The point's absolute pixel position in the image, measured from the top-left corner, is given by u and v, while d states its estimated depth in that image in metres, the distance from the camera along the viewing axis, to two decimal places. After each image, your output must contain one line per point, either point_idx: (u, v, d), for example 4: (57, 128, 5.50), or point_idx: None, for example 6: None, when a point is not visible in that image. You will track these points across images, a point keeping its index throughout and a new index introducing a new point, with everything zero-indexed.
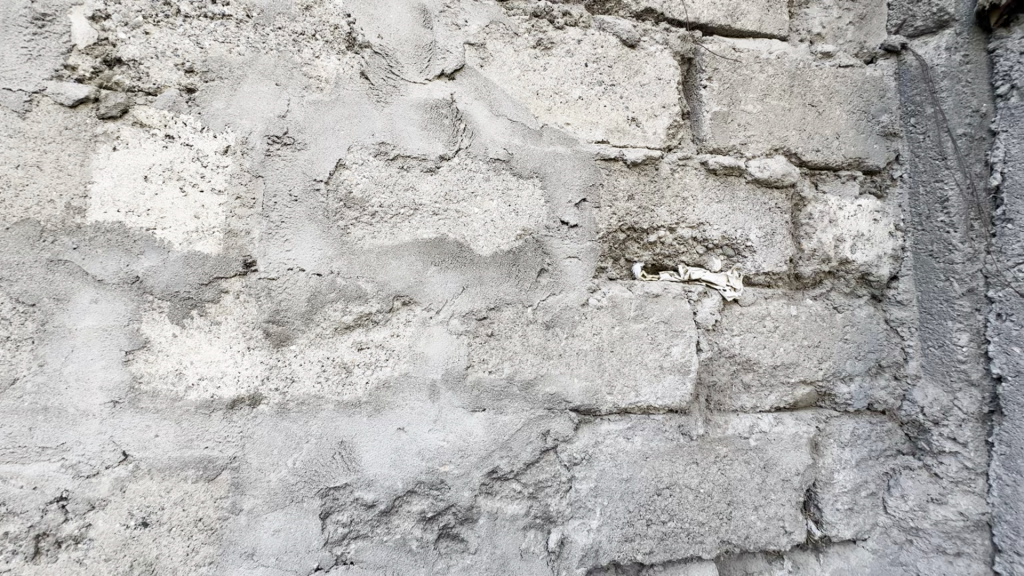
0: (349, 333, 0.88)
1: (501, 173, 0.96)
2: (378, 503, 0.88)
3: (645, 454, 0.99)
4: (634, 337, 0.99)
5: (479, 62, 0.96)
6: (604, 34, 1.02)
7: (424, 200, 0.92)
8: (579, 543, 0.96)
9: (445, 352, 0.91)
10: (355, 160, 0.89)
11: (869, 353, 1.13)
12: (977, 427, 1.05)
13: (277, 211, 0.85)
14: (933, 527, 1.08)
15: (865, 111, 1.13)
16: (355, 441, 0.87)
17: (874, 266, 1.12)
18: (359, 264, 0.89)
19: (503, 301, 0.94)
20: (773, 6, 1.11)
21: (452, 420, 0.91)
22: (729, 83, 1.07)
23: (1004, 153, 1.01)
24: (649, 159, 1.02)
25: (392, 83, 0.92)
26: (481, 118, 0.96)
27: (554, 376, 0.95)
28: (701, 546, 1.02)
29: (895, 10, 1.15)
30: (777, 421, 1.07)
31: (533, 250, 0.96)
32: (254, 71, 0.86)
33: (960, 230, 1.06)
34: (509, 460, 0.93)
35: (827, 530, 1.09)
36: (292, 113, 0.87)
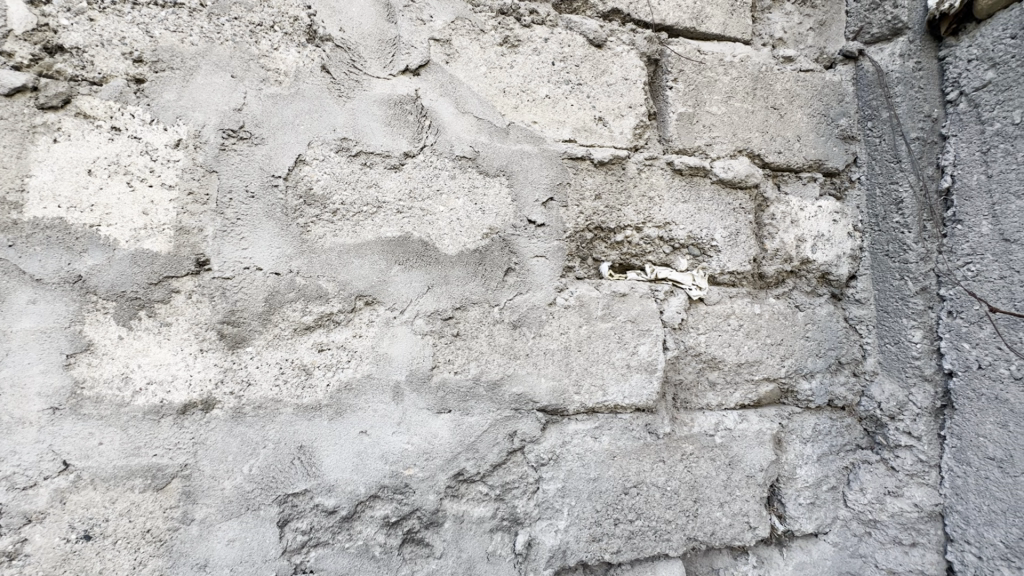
0: (309, 334, 0.85)
1: (467, 172, 0.94)
2: (339, 509, 0.85)
3: (612, 454, 0.99)
4: (601, 337, 0.99)
5: (444, 59, 0.94)
6: (571, 33, 1.02)
7: (387, 198, 0.90)
8: (546, 544, 0.95)
9: (409, 352, 0.90)
10: (316, 156, 0.87)
11: (829, 351, 1.15)
12: (930, 421, 1.09)
13: (232, 208, 0.82)
14: (890, 519, 1.11)
15: (825, 114, 1.16)
16: (315, 445, 0.85)
17: (833, 266, 1.15)
18: (319, 262, 0.86)
19: (469, 301, 0.93)
20: (736, 10, 1.13)
21: (417, 422, 0.89)
22: (694, 84, 1.08)
23: (953, 157, 1.06)
24: (615, 159, 1.02)
25: (355, 77, 0.89)
26: (446, 115, 0.94)
27: (521, 376, 0.95)
28: (668, 544, 1.03)
29: (853, 18, 1.18)
30: (742, 418, 1.08)
31: (499, 250, 0.95)
32: (207, 62, 0.82)
33: (914, 230, 1.09)
34: (475, 462, 0.92)
35: (790, 524, 1.11)
36: (249, 107, 0.84)
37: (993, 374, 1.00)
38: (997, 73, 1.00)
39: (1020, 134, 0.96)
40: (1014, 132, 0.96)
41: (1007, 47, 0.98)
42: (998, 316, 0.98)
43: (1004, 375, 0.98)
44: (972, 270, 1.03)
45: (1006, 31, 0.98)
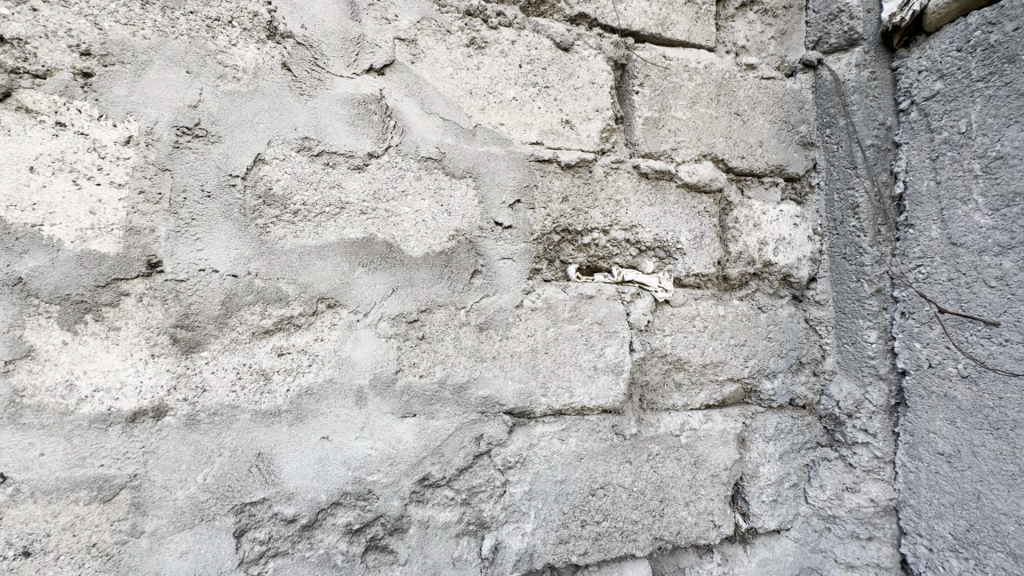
0: (267, 338, 0.83)
1: (433, 173, 0.94)
2: (299, 517, 0.83)
3: (579, 455, 0.99)
4: (568, 338, 1.00)
5: (410, 59, 0.93)
6: (538, 36, 1.02)
7: (351, 199, 0.89)
8: (513, 548, 0.95)
9: (373, 356, 0.88)
10: (276, 155, 0.85)
11: (791, 351, 1.19)
12: (885, 418, 1.12)
13: (187, 208, 0.79)
14: (848, 515, 1.14)
15: (786, 121, 1.20)
16: (275, 452, 0.82)
17: (794, 268, 1.19)
18: (278, 264, 0.84)
19: (435, 303, 0.92)
20: (701, 18, 1.15)
21: (381, 427, 0.88)
22: (660, 89, 1.10)
23: (906, 164, 1.09)
24: (582, 161, 1.03)
25: (318, 76, 0.88)
26: (411, 116, 0.93)
27: (487, 379, 0.94)
28: (634, 545, 1.04)
29: (812, 28, 1.22)
30: (707, 418, 1.10)
31: (466, 252, 0.95)
32: (161, 56, 0.79)
33: (869, 234, 1.13)
34: (441, 467, 0.91)
35: (753, 522, 1.13)
36: (205, 103, 0.81)
37: (942, 372, 1.03)
38: (945, 84, 1.03)
39: (966, 142, 0.99)
40: (961, 140, 1.00)
41: (954, 59, 1.01)
42: (946, 317, 1.02)
43: (952, 373, 1.01)
44: (922, 272, 1.06)
45: (953, 44, 1.01)
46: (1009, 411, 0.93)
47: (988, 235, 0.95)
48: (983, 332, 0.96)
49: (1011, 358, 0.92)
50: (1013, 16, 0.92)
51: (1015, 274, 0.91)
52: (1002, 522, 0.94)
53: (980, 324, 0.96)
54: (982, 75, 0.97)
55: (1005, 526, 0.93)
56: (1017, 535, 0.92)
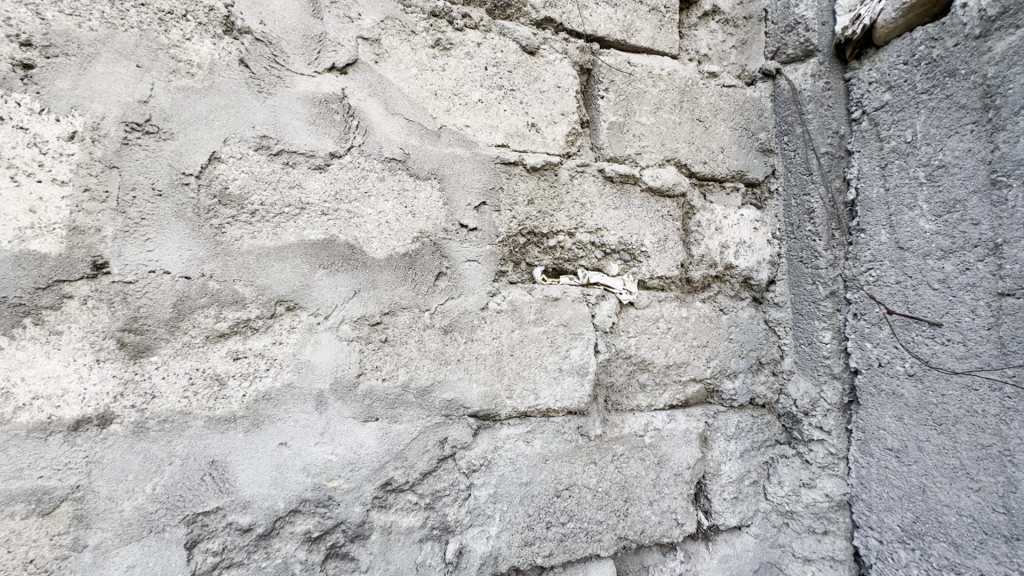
0: (222, 342, 0.81)
1: (397, 174, 0.93)
2: (255, 526, 0.81)
3: (544, 457, 1.00)
4: (533, 341, 1.00)
5: (373, 58, 0.92)
6: (504, 39, 1.02)
7: (312, 199, 0.87)
8: (477, 551, 0.94)
9: (334, 360, 0.86)
10: (232, 154, 0.82)
11: (751, 351, 1.22)
12: (839, 416, 1.16)
13: (136, 207, 0.76)
14: (805, 510, 1.17)
15: (746, 128, 1.24)
16: (230, 460, 0.80)
17: (754, 271, 1.22)
18: (234, 266, 0.81)
19: (399, 305, 0.91)
20: (665, 25, 1.17)
21: (342, 432, 0.86)
22: (625, 95, 1.12)
23: (857, 171, 1.13)
24: (548, 164, 1.03)
25: (277, 73, 0.86)
26: (374, 116, 0.92)
27: (452, 382, 0.93)
28: (599, 545, 1.04)
29: (771, 38, 1.26)
30: (670, 418, 1.12)
31: (430, 254, 0.94)
32: (109, 49, 0.76)
33: (824, 238, 1.17)
34: (404, 471, 0.90)
35: (715, 519, 1.16)
36: (156, 99, 0.78)
37: (891, 371, 1.07)
38: (893, 95, 1.07)
39: (912, 151, 1.03)
40: (907, 149, 1.04)
41: (901, 72, 1.06)
42: (894, 318, 1.06)
43: (900, 372, 1.05)
44: (873, 274, 1.10)
45: (900, 57, 1.06)
46: (951, 407, 0.97)
47: (932, 240, 0.99)
48: (928, 332, 1.00)
49: (953, 356, 0.96)
50: (954, 32, 0.97)
51: (956, 276, 0.96)
52: (945, 513, 0.98)
53: (924, 324, 1.00)
54: (926, 87, 1.01)
55: (947, 516, 0.98)
56: (958, 525, 0.97)
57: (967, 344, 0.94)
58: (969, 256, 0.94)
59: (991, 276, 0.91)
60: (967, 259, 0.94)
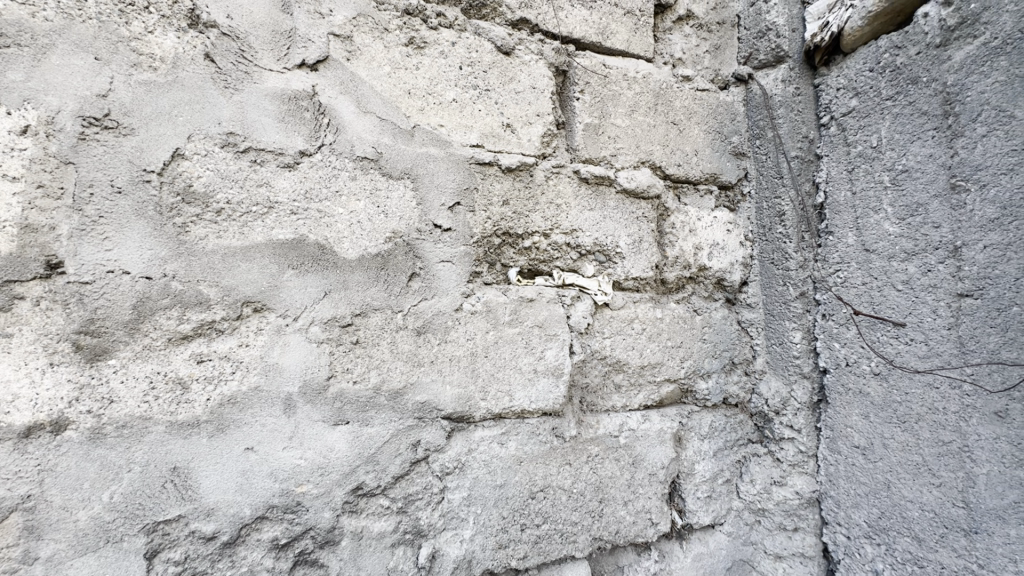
0: (185, 344, 0.78)
1: (369, 173, 0.91)
2: (220, 534, 0.78)
3: (519, 459, 0.99)
4: (508, 342, 1.00)
5: (345, 55, 0.91)
6: (479, 39, 1.02)
7: (281, 198, 0.85)
8: (450, 555, 0.93)
9: (303, 362, 0.84)
10: (197, 151, 0.80)
11: (724, 351, 1.24)
12: (808, 414, 1.18)
13: (94, 204, 0.74)
14: (776, 507, 1.19)
15: (719, 131, 1.25)
16: (192, 466, 0.77)
17: (727, 272, 1.24)
18: (198, 266, 0.79)
19: (370, 307, 0.90)
20: (640, 29, 1.18)
21: (311, 436, 0.84)
22: (600, 97, 1.12)
23: (826, 175, 1.16)
24: (523, 165, 1.03)
25: (244, 69, 0.84)
26: (346, 114, 0.90)
27: (425, 384, 0.92)
28: (574, 546, 1.04)
29: (743, 44, 1.28)
30: (645, 418, 1.13)
31: (403, 254, 0.93)
32: (66, 41, 0.73)
33: (794, 240, 1.19)
34: (375, 475, 0.88)
35: (689, 518, 1.17)
36: (116, 93, 0.76)
37: (857, 370, 1.09)
38: (859, 101, 1.10)
39: (877, 156, 1.06)
40: (872, 154, 1.07)
41: (867, 79, 1.08)
42: (860, 318, 1.08)
43: (866, 371, 1.08)
44: (841, 276, 1.12)
45: (866, 65, 1.09)
46: (914, 405, 0.99)
47: (895, 242, 1.02)
48: (892, 332, 1.03)
49: (916, 356, 0.99)
50: (915, 41, 1.00)
51: (919, 278, 0.98)
52: (909, 508, 1.01)
53: (889, 324, 1.03)
54: (890, 94, 1.04)
55: (911, 512, 1.00)
56: (920, 520, 0.99)
57: (929, 344, 0.97)
58: (931, 258, 0.96)
59: (951, 278, 0.93)
60: (929, 261, 0.97)
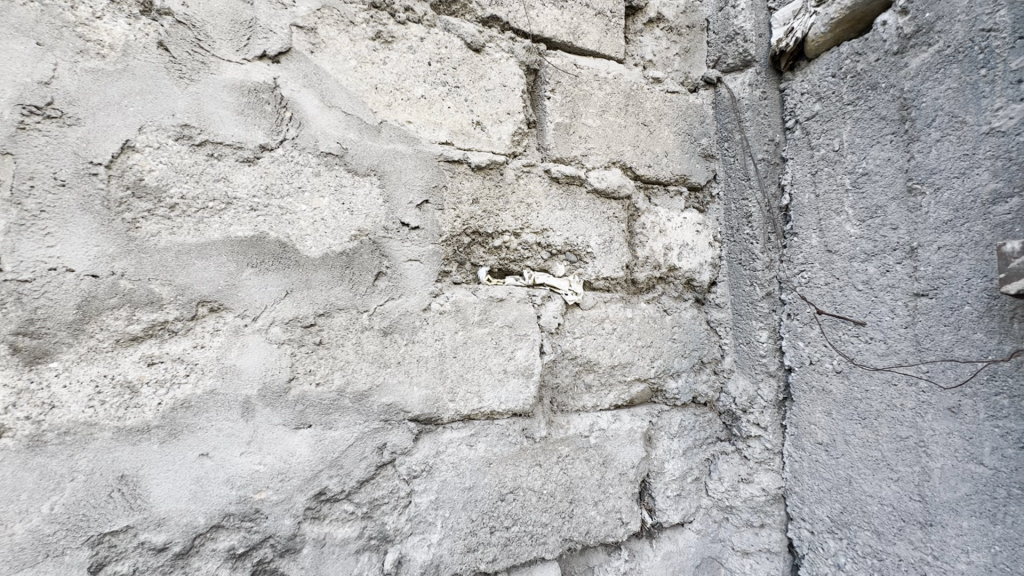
0: (135, 346, 0.75)
1: (334, 169, 0.89)
2: (171, 545, 0.75)
3: (488, 461, 0.98)
4: (477, 343, 0.98)
5: (308, 47, 0.88)
6: (448, 35, 1.00)
7: (240, 194, 0.82)
8: (417, 560, 0.91)
9: (262, 365, 0.81)
10: (149, 143, 0.76)
11: (693, 351, 1.25)
12: (774, 412, 1.20)
13: (34, 198, 0.69)
14: (743, 504, 1.21)
15: (688, 133, 1.27)
16: (142, 474, 0.74)
17: (696, 272, 1.26)
18: (150, 264, 0.76)
19: (334, 306, 0.87)
20: (611, 30, 1.19)
21: (271, 440, 0.81)
22: (571, 96, 1.12)
23: (791, 178, 1.18)
24: (493, 163, 1.02)
25: (200, 58, 0.80)
26: (310, 108, 0.88)
27: (390, 386, 0.90)
28: (544, 547, 1.04)
29: (712, 48, 1.31)
30: (615, 418, 1.13)
31: (369, 253, 0.90)
32: (4, 24, 0.69)
33: (760, 241, 1.21)
34: (339, 480, 0.86)
35: (658, 517, 1.18)
36: (60, 81, 0.72)
37: (820, 368, 1.12)
38: (822, 106, 1.12)
39: (839, 159, 1.08)
40: (835, 157, 1.09)
41: (830, 84, 1.11)
42: (823, 317, 1.11)
43: (829, 369, 1.10)
44: (805, 276, 1.14)
45: (828, 70, 1.11)
46: (874, 402, 1.02)
47: (856, 243, 1.04)
48: (853, 331, 1.05)
49: (875, 354, 1.01)
50: (875, 48, 1.02)
51: (878, 278, 1.01)
52: (869, 503, 1.03)
53: (850, 323, 1.05)
54: (851, 99, 1.06)
55: (871, 506, 1.03)
56: (880, 514, 1.01)
57: (887, 342, 0.99)
58: (889, 259, 0.99)
59: (908, 278, 0.96)
60: (887, 261, 0.99)
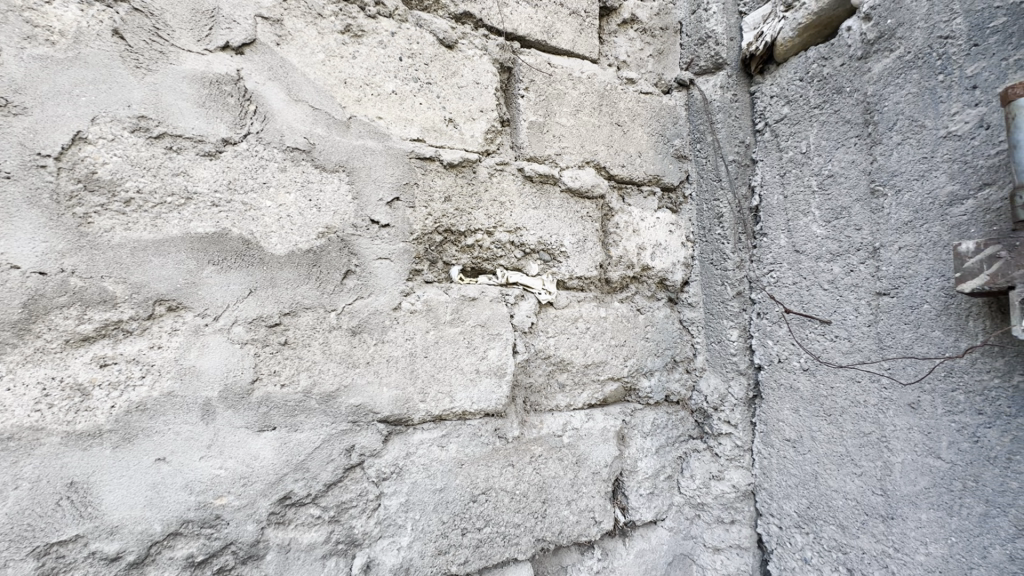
0: (86, 346, 0.71)
1: (300, 165, 0.87)
2: (125, 554, 0.72)
3: (460, 462, 0.97)
4: (449, 342, 0.97)
5: (274, 39, 0.86)
6: (420, 30, 0.99)
7: (200, 189, 0.79)
8: (386, 564, 0.90)
9: (223, 366, 0.79)
10: (102, 135, 0.73)
11: (666, 350, 1.26)
12: (744, 410, 1.22)
13: None
14: (714, 501, 1.23)
15: (662, 134, 1.28)
16: (93, 481, 0.70)
17: (669, 272, 1.27)
18: (103, 261, 0.72)
19: (300, 305, 0.85)
20: (585, 29, 1.19)
21: (233, 444, 0.79)
22: (545, 95, 1.12)
23: (761, 179, 1.20)
24: (465, 161, 1.01)
25: (159, 48, 0.77)
26: (275, 102, 0.85)
27: (359, 387, 0.88)
28: (516, 548, 1.03)
29: (686, 50, 1.32)
30: (589, 417, 1.13)
31: (337, 250, 0.88)
32: None
33: (731, 241, 1.23)
34: (305, 483, 0.84)
35: (631, 515, 1.18)
36: (6, 68, 0.68)
37: (788, 366, 1.14)
38: (790, 109, 1.14)
39: (806, 161, 1.11)
40: (802, 159, 1.11)
41: (798, 88, 1.13)
42: (791, 316, 1.13)
43: (796, 367, 1.12)
44: (773, 276, 1.16)
45: (796, 75, 1.13)
46: (838, 399, 1.04)
47: (822, 243, 1.07)
48: (819, 330, 1.07)
49: (840, 352, 1.04)
50: (840, 53, 1.05)
51: (843, 278, 1.03)
52: (834, 497, 1.06)
53: (816, 322, 1.08)
54: (818, 102, 1.09)
55: (836, 501, 1.05)
56: (844, 508, 1.04)
57: (851, 340, 1.02)
58: (853, 259, 1.01)
59: (871, 277, 0.98)
60: (852, 261, 1.01)
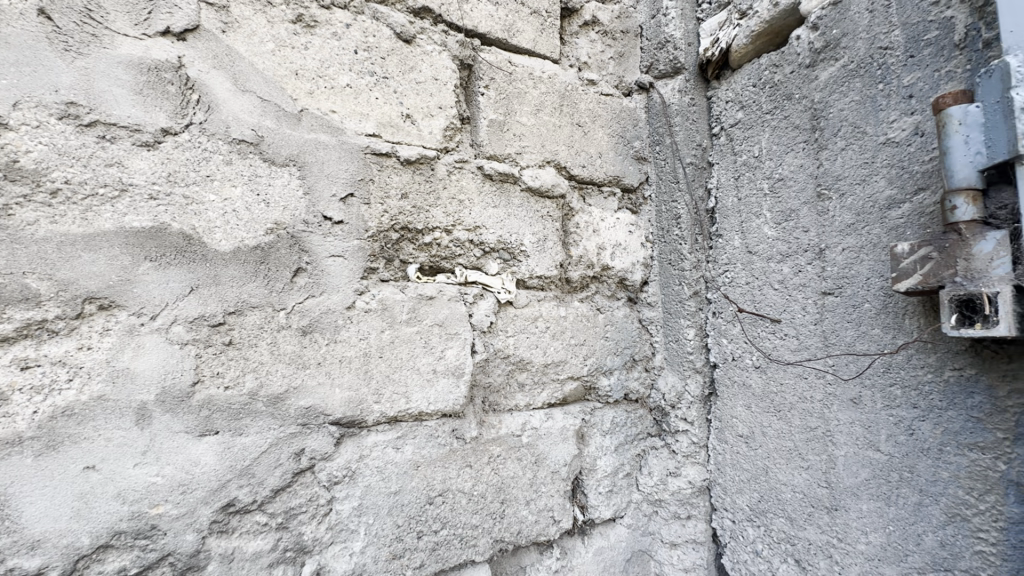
0: (5, 348, 0.66)
1: (246, 157, 0.83)
2: (48, 570, 0.67)
3: (416, 463, 0.95)
4: (406, 342, 0.95)
5: (220, 26, 0.82)
6: (377, 23, 0.97)
7: (137, 181, 0.75)
8: (338, 571, 0.87)
9: (160, 367, 0.75)
10: (25, 120, 0.68)
11: (625, 348, 1.28)
12: (700, 407, 1.25)
13: None
14: (671, 497, 1.25)
15: (622, 135, 1.29)
16: (12, 492, 0.66)
17: (629, 272, 1.28)
18: (25, 256, 0.68)
19: (247, 304, 0.82)
20: (546, 29, 1.19)
21: (171, 450, 0.75)
22: (505, 94, 1.11)
23: (716, 181, 1.23)
24: (422, 158, 1.00)
25: (91, 30, 0.73)
26: (220, 91, 0.82)
27: (310, 388, 0.85)
28: (474, 550, 1.02)
29: (646, 54, 1.34)
30: (548, 417, 1.13)
31: (287, 247, 0.85)
32: None
33: (688, 242, 1.26)
34: (251, 489, 0.80)
35: (590, 513, 1.19)
36: None
37: (741, 364, 1.17)
38: (744, 114, 1.17)
39: (758, 165, 1.14)
40: (754, 163, 1.15)
41: (751, 93, 1.16)
42: (744, 315, 1.16)
43: (749, 364, 1.15)
44: (728, 276, 1.19)
45: (750, 81, 1.17)
46: (787, 395, 1.08)
47: (773, 245, 1.10)
48: (770, 328, 1.11)
49: (789, 349, 1.07)
50: (790, 61, 1.08)
51: (792, 278, 1.06)
52: (783, 491, 1.09)
53: (768, 321, 1.11)
54: (769, 108, 1.12)
55: (785, 494, 1.09)
56: (792, 500, 1.07)
57: (799, 337, 1.05)
58: (801, 260, 1.05)
59: (817, 277, 1.02)
60: (800, 262, 1.05)
